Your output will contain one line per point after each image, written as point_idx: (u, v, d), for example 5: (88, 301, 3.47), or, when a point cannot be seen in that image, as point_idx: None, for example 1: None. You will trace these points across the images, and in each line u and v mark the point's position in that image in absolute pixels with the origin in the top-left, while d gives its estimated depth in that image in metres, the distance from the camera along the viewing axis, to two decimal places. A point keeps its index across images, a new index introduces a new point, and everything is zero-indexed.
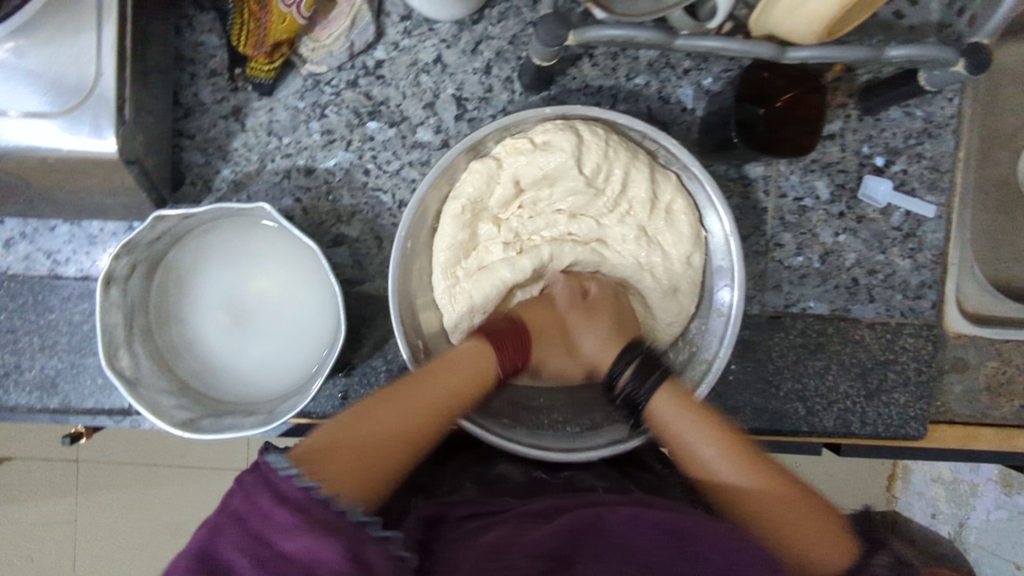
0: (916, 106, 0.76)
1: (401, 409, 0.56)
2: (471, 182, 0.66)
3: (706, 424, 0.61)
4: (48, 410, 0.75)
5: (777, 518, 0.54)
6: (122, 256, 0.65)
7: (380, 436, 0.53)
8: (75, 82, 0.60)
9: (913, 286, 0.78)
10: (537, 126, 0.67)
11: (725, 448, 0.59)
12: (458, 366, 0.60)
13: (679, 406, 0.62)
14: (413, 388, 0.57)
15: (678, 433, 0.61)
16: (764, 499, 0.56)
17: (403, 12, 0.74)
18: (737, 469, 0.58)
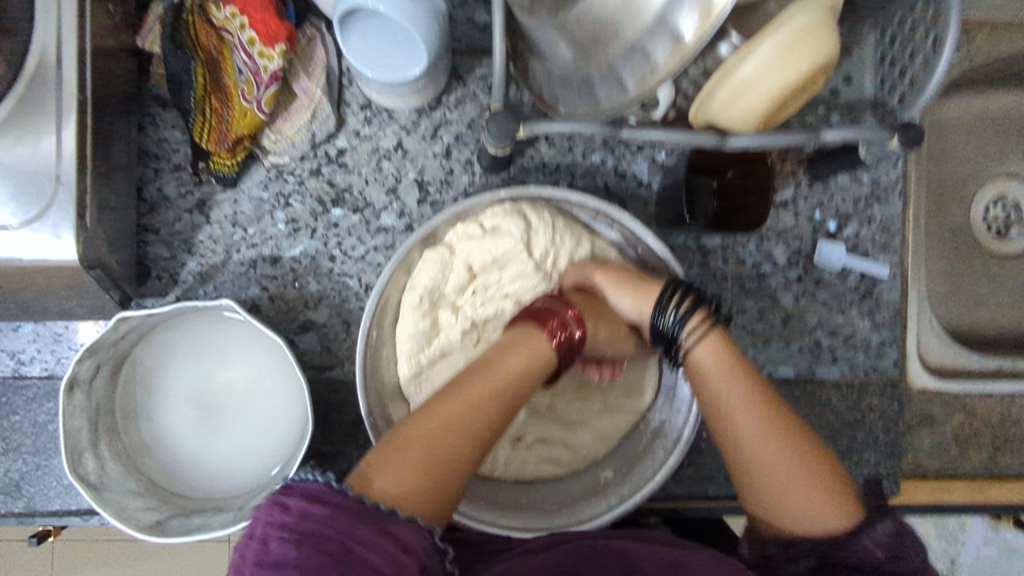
0: (863, 172, 0.79)
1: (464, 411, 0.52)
2: (427, 273, 0.68)
3: (739, 386, 0.56)
4: (13, 513, 0.73)
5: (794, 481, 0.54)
6: (86, 358, 0.65)
7: (458, 444, 0.51)
8: (34, 190, 0.61)
9: (874, 344, 0.80)
10: (486, 210, 0.69)
11: (753, 406, 0.55)
12: (508, 355, 0.57)
13: (727, 362, 0.58)
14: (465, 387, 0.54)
15: (716, 394, 0.57)
16: (784, 463, 0.54)
17: (363, 102, 0.76)
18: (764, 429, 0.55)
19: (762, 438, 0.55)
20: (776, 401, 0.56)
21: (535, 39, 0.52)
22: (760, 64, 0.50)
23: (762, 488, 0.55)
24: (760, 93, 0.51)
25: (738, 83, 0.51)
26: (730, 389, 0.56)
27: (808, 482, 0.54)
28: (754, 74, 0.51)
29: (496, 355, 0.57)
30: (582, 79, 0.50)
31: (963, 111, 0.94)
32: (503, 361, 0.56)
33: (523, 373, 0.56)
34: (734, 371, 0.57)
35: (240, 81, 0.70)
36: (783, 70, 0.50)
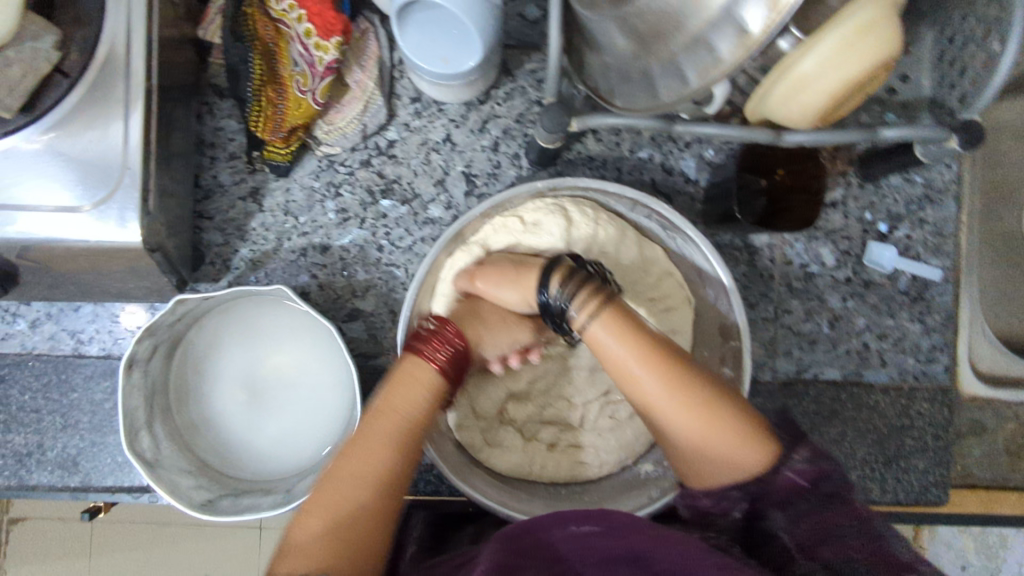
0: (916, 173, 0.78)
1: (366, 460, 0.53)
2: (460, 266, 0.70)
3: (637, 347, 0.53)
4: (69, 488, 0.76)
5: (701, 431, 0.51)
6: (144, 339, 0.67)
7: (370, 503, 0.52)
8: (102, 175, 0.63)
9: (924, 349, 0.78)
10: (526, 206, 0.71)
11: (644, 360, 0.52)
12: (391, 392, 0.56)
13: (621, 324, 0.54)
14: (355, 447, 0.53)
15: (628, 369, 0.53)
16: (692, 417, 0.51)
17: (413, 95, 0.78)
18: (667, 384, 0.52)
19: (688, 409, 0.51)
20: (680, 358, 0.53)
21: (594, 33, 0.52)
22: (819, 59, 0.49)
23: (681, 446, 0.53)
24: (822, 88, 0.51)
25: (796, 79, 0.51)
26: (625, 346, 0.53)
27: (729, 427, 0.51)
28: (813, 69, 0.50)
29: (393, 398, 0.56)
30: (641, 72, 0.50)
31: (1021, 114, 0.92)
32: (400, 394, 0.56)
33: (417, 402, 0.56)
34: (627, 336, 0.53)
35: (295, 73, 0.72)
36: (844, 65, 0.49)
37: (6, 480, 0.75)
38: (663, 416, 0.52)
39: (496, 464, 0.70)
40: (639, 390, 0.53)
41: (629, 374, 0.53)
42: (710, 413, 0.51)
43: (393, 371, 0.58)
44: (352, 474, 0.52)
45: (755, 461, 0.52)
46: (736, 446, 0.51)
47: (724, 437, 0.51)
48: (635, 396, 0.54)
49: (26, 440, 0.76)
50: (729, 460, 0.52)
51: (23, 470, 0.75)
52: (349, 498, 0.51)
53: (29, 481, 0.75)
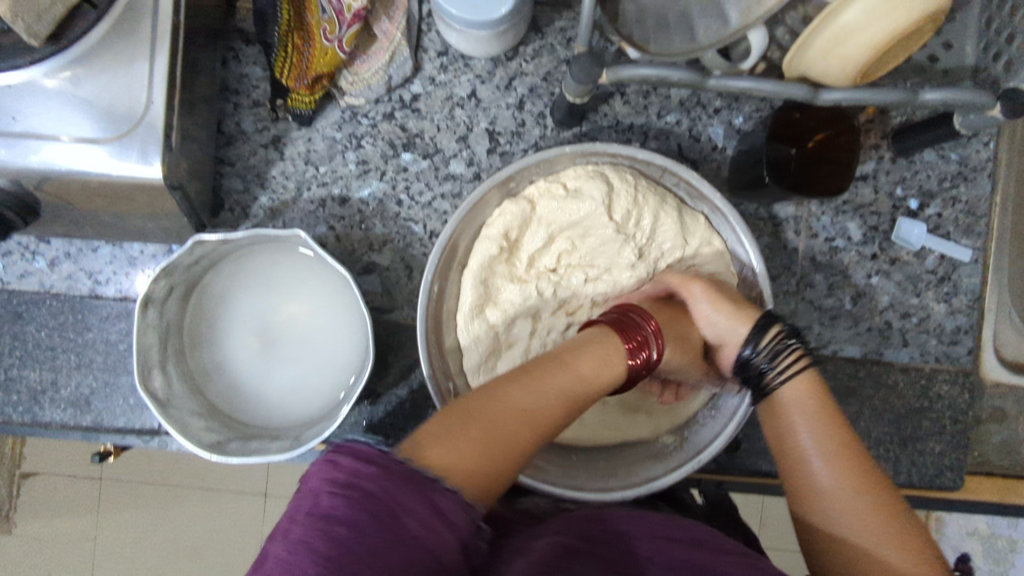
0: (951, 149, 0.76)
1: (542, 401, 0.52)
2: (502, 221, 0.69)
3: (823, 425, 0.56)
4: (81, 427, 0.76)
5: (862, 527, 0.51)
6: (161, 279, 0.67)
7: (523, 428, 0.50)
8: (124, 109, 0.63)
9: (948, 331, 0.76)
10: (570, 171, 0.70)
11: (833, 450, 0.54)
12: (592, 359, 0.57)
13: (815, 399, 0.58)
14: (539, 380, 0.53)
15: (795, 438, 0.56)
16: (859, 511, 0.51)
17: (440, 49, 0.76)
18: (837, 464, 0.54)
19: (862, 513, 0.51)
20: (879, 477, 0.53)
21: None
22: (865, 10, 0.48)
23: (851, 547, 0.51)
24: (864, 40, 0.50)
25: (841, 29, 0.50)
26: (810, 425, 0.56)
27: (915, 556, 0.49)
28: (857, 21, 0.49)
29: (582, 355, 0.57)
30: None
31: None
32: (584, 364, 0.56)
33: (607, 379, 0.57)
34: (822, 414, 0.57)
35: (322, 20, 0.71)
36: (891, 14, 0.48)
37: (20, 416, 0.76)
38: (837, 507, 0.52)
39: None
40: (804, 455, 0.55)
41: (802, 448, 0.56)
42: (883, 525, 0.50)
43: (595, 340, 0.59)
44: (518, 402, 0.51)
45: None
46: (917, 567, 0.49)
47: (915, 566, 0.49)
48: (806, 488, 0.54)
49: (40, 377, 0.76)
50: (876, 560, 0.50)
51: (36, 407, 0.76)
52: (527, 422, 0.50)
53: (41, 419, 0.76)
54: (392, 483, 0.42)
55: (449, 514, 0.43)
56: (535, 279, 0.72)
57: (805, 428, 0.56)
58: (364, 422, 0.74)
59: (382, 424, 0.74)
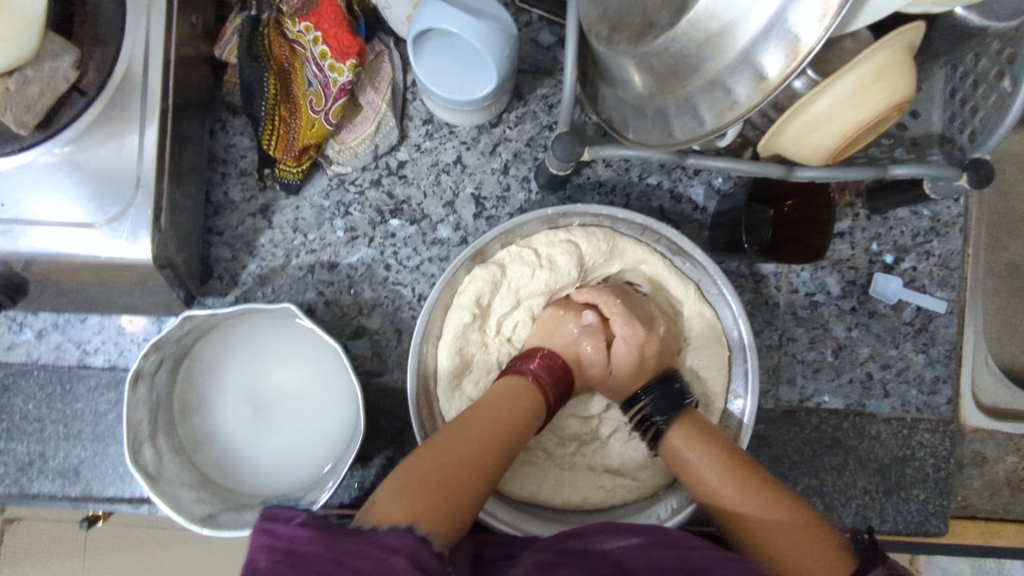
0: (924, 206, 0.78)
1: (473, 448, 0.56)
2: (473, 289, 0.69)
3: (710, 453, 0.60)
4: (69, 497, 0.76)
5: (760, 530, 0.55)
6: (151, 354, 0.67)
7: (463, 471, 0.53)
8: (114, 192, 0.63)
9: (927, 381, 0.78)
10: (541, 236, 0.72)
11: (723, 469, 0.59)
12: (499, 399, 0.61)
13: (692, 430, 0.62)
14: (467, 426, 0.58)
15: (692, 466, 0.60)
16: (753, 514, 0.56)
17: (425, 116, 0.78)
18: (737, 489, 0.57)
19: (738, 495, 0.57)
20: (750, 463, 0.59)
21: (609, 66, 0.53)
22: (833, 100, 0.50)
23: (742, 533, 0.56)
24: (835, 127, 0.51)
25: (811, 117, 0.51)
26: (692, 445, 0.61)
27: (786, 522, 0.54)
28: (827, 110, 0.50)
29: (495, 396, 0.62)
30: (656, 107, 0.50)
31: None
32: (494, 398, 0.62)
33: (528, 407, 0.62)
34: (700, 442, 0.61)
35: (309, 93, 0.72)
36: (858, 105, 0.50)
37: (8, 488, 0.76)
38: (720, 496, 0.58)
39: (510, 480, 0.72)
40: (705, 480, 0.59)
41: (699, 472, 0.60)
42: (777, 520, 0.55)
43: (505, 387, 0.64)
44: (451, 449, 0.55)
45: (825, 573, 0.49)
46: (788, 538, 0.53)
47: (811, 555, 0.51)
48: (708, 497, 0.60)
49: (28, 449, 0.76)
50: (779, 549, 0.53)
51: (24, 478, 0.76)
52: (465, 468, 0.54)
53: (29, 490, 0.76)
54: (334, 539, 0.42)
55: (400, 545, 0.43)
56: (500, 347, 0.74)
57: (694, 463, 0.60)
58: (356, 485, 0.75)
59: (373, 486, 0.75)
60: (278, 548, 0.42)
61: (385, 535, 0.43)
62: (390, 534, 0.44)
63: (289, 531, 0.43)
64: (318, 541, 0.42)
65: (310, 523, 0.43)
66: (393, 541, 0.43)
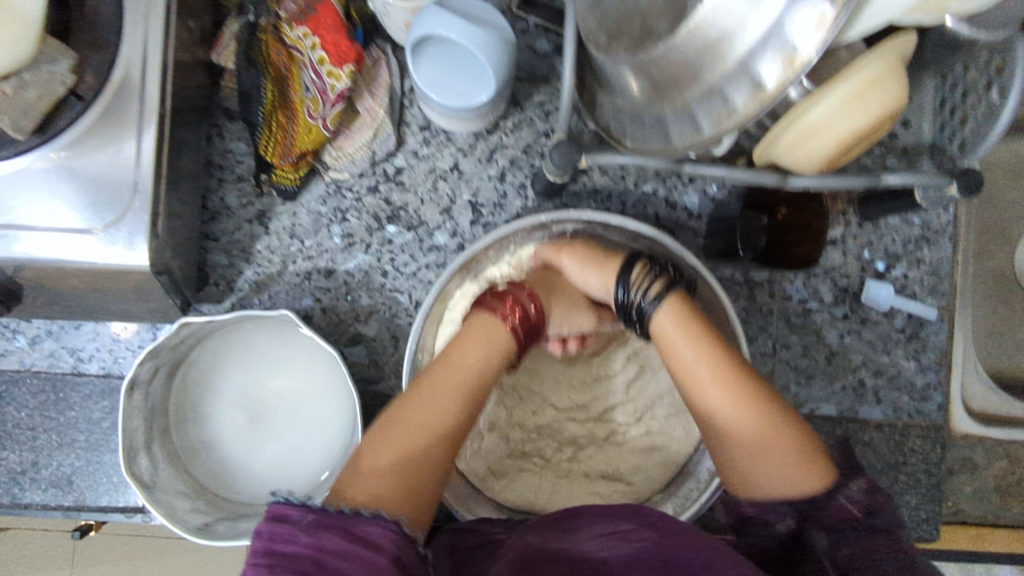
0: (914, 214, 0.80)
1: (435, 405, 0.57)
2: (462, 305, 0.72)
3: (700, 342, 0.58)
4: (62, 507, 0.75)
5: (742, 428, 0.55)
6: (146, 361, 0.67)
7: (426, 435, 0.55)
8: (111, 197, 0.63)
9: (919, 387, 0.79)
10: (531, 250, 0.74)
11: (718, 373, 0.57)
12: (465, 344, 0.62)
13: (683, 313, 0.61)
14: (427, 384, 0.58)
15: (681, 355, 0.59)
16: (741, 415, 0.55)
17: (422, 123, 0.79)
18: (729, 395, 0.56)
19: (730, 407, 0.56)
20: (742, 365, 0.57)
21: (608, 76, 0.53)
22: (829, 108, 0.50)
23: (727, 441, 0.56)
24: (831, 135, 0.52)
25: (807, 125, 0.52)
26: (683, 335, 0.60)
27: (768, 427, 0.55)
28: (823, 118, 0.51)
29: (455, 340, 0.63)
30: (655, 116, 0.51)
31: (1016, 156, 0.94)
32: (463, 349, 0.62)
33: (491, 357, 0.62)
34: (688, 330, 0.60)
35: (306, 99, 0.72)
36: (852, 114, 0.50)
37: None
38: (712, 406, 0.56)
39: (506, 489, 0.72)
40: (690, 371, 0.58)
41: (692, 374, 0.58)
42: (760, 424, 0.55)
43: (469, 328, 0.64)
44: (415, 409, 0.56)
45: (807, 479, 0.53)
46: (768, 443, 0.54)
47: (786, 460, 0.53)
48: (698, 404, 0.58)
49: (20, 458, 0.75)
50: (757, 451, 0.54)
51: (16, 488, 0.75)
52: (423, 430, 0.55)
53: (21, 500, 0.75)
54: (314, 536, 0.45)
55: (383, 542, 0.46)
56: None
57: (683, 350, 0.59)
58: None
59: None
60: (263, 542, 0.45)
61: (365, 528, 0.46)
62: (372, 527, 0.47)
63: (271, 528, 0.45)
64: (300, 541, 0.45)
65: (293, 520, 0.45)
66: (373, 533, 0.46)
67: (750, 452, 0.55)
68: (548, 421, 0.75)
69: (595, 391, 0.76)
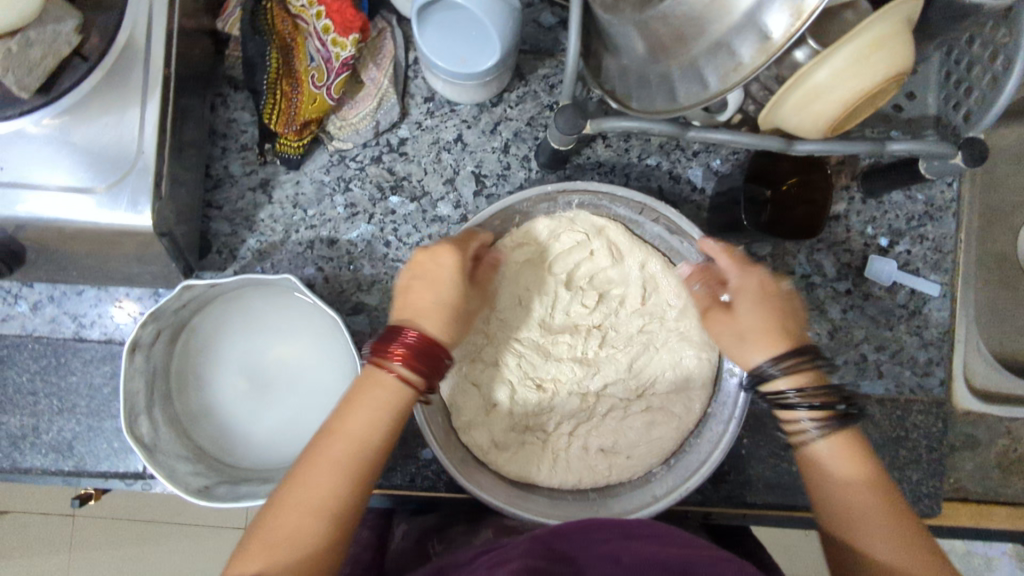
0: (918, 190, 0.80)
1: (325, 482, 0.50)
2: None
3: (857, 473, 0.54)
4: (61, 472, 0.75)
5: (898, 572, 0.49)
6: (148, 324, 0.67)
7: (321, 515, 0.49)
8: (115, 159, 0.63)
9: (921, 363, 0.79)
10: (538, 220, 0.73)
11: (874, 503, 0.52)
12: (358, 403, 0.53)
13: (849, 443, 0.55)
14: (321, 457, 0.51)
15: (831, 483, 0.54)
16: (900, 556, 0.49)
17: (426, 95, 0.78)
18: (888, 529, 0.50)
19: (889, 540, 0.50)
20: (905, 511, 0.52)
21: (614, 36, 0.53)
22: (833, 70, 0.51)
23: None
24: (835, 97, 0.52)
25: (811, 88, 0.52)
26: (841, 468, 0.54)
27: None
28: (827, 80, 0.51)
29: (354, 398, 0.53)
30: (660, 75, 0.51)
31: (1020, 139, 0.94)
32: (367, 409, 0.53)
33: (384, 414, 0.53)
34: (853, 463, 0.54)
35: (311, 68, 0.72)
36: (857, 75, 0.50)
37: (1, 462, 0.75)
38: (865, 545, 0.50)
39: (509, 460, 0.72)
40: (842, 501, 0.53)
41: (840, 503, 0.53)
42: (919, 569, 0.48)
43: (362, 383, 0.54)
44: (308, 490, 0.49)
45: None
46: None
47: None
48: (821, 494, 0.55)
49: (21, 422, 0.75)
50: None
51: (17, 452, 0.75)
52: (317, 509, 0.49)
53: (22, 464, 0.75)
54: None
55: None
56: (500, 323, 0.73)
57: (839, 478, 0.54)
58: None
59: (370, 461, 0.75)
60: None
61: None
62: None
63: None
64: None
65: None
66: None
67: None
68: (551, 399, 0.74)
69: (599, 363, 0.75)
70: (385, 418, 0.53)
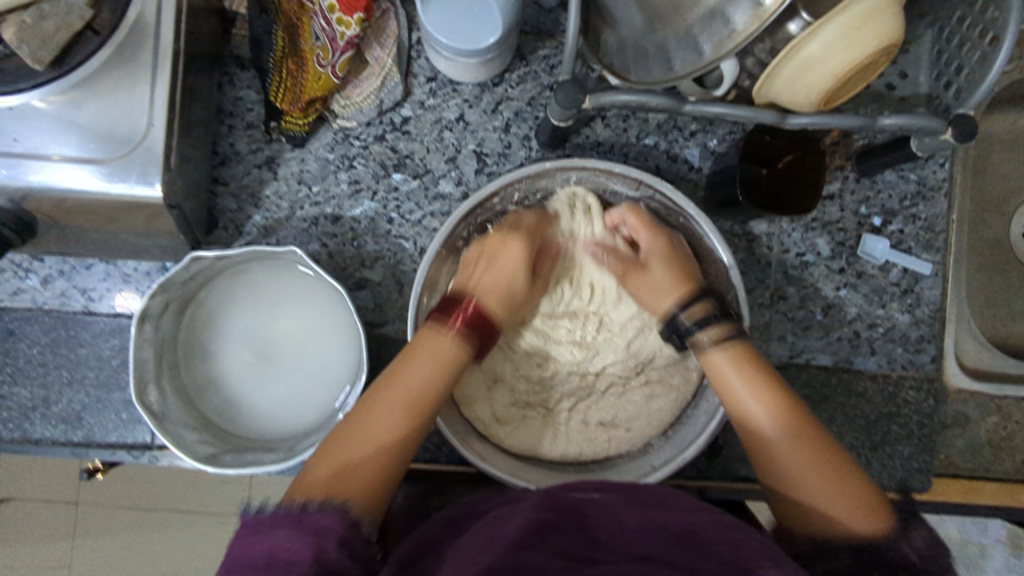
0: (910, 170, 0.81)
1: (383, 418, 0.57)
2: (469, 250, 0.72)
3: (766, 396, 0.60)
4: (70, 443, 0.76)
5: (804, 475, 0.55)
6: (157, 295, 0.68)
7: (375, 447, 0.55)
8: (126, 132, 0.65)
9: (912, 340, 0.81)
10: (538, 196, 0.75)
11: (781, 422, 0.58)
12: (416, 357, 0.60)
13: (751, 370, 0.61)
14: (378, 399, 0.58)
15: (745, 405, 0.60)
16: (802, 463, 0.56)
17: (429, 74, 0.80)
18: (792, 441, 0.57)
19: (794, 450, 0.56)
20: (809, 421, 0.58)
21: (612, 9, 0.55)
22: (825, 41, 0.52)
23: (789, 488, 0.56)
24: (826, 69, 0.54)
25: (803, 59, 0.54)
26: (755, 396, 0.60)
27: (830, 471, 0.55)
28: (819, 51, 0.53)
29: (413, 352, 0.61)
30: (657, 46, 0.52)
31: (1012, 125, 0.96)
32: (423, 367, 0.60)
33: (446, 365, 0.61)
34: (763, 384, 0.60)
35: (316, 47, 0.73)
36: (848, 47, 0.52)
37: (10, 433, 0.76)
38: (778, 459, 0.57)
39: (509, 431, 0.74)
40: (757, 425, 0.59)
41: (755, 424, 0.59)
42: (816, 466, 0.55)
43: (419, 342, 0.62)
44: (364, 425, 0.56)
45: (864, 522, 0.51)
46: (828, 487, 0.54)
47: (847, 508, 0.52)
48: (746, 432, 0.60)
49: (31, 394, 0.76)
50: (818, 495, 0.54)
51: (27, 423, 0.76)
52: (372, 441, 0.55)
53: (31, 435, 0.76)
54: (272, 534, 0.45)
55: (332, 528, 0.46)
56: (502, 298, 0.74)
57: (750, 402, 0.60)
58: None
59: None
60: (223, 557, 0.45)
61: (317, 523, 0.46)
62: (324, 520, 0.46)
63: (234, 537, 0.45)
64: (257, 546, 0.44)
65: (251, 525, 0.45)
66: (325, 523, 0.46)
67: (812, 497, 0.54)
68: (551, 372, 0.76)
69: (598, 346, 0.75)
70: (442, 371, 0.60)
